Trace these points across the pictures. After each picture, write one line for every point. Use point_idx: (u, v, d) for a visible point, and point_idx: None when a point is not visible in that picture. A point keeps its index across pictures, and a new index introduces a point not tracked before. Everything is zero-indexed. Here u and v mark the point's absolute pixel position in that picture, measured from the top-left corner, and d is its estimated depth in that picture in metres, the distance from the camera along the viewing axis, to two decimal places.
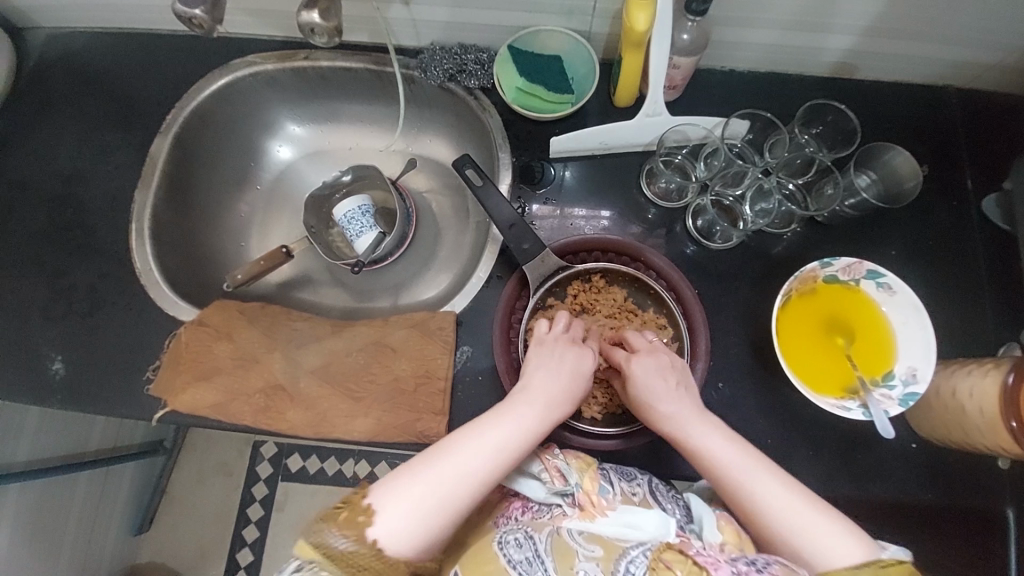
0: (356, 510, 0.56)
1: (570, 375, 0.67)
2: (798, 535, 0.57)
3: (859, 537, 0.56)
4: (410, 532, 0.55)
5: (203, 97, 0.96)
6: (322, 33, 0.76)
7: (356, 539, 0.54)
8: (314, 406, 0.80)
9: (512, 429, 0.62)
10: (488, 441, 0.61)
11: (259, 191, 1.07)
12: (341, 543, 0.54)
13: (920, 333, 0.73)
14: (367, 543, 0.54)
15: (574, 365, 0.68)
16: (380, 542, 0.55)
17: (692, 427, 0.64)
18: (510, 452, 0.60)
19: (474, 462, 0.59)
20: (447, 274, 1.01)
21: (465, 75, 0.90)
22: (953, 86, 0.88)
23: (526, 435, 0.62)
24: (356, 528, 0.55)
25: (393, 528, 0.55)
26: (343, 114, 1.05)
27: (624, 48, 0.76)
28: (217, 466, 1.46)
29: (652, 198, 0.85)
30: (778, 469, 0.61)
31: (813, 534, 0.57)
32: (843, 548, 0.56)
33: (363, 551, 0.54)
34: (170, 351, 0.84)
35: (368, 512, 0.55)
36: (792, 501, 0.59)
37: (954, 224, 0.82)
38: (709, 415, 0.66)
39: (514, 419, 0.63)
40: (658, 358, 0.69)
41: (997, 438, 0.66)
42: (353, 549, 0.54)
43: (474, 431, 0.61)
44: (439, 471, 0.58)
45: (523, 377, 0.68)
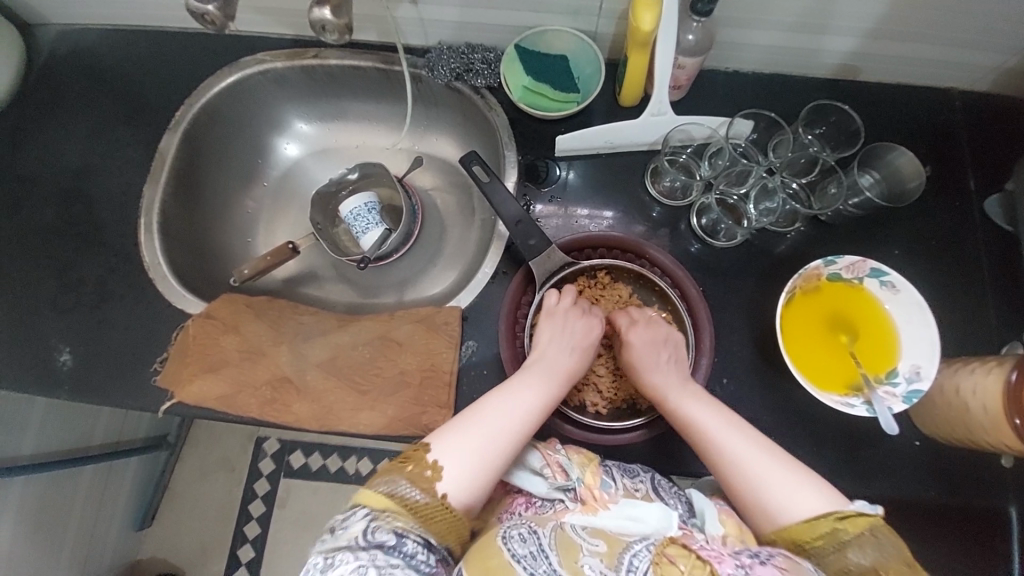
0: (423, 465, 0.60)
1: (587, 335, 0.74)
2: (761, 487, 0.61)
3: (825, 492, 0.59)
4: (471, 481, 0.60)
5: (213, 94, 0.97)
6: (334, 30, 0.77)
7: (427, 490, 0.58)
8: (320, 399, 0.80)
9: (545, 386, 0.68)
10: (528, 395, 0.66)
11: (267, 187, 1.08)
12: (414, 494, 0.58)
13: (924, 330, 0.73)
14: (438, 495, 0.59)
15: (586, 328, 0.74)
16: (449, 493, 0.59)
17: (676, 392, 0.69)
18: (548, 403, 0.67)
19: (513, 416, 0.64)
20: (452, 270, 1.02)
21: (472, 74, 0.91)
22: (956, 87, 0.88)
23: (558, 388, 0.69)
24: (426, 481, 0.59)
25: (458, 479, 0.60)
26: (350, 113, 1.06)
27: (630, 48, 0.77)
28: (219, 462, 1.46)
29: (657, 197, 0.86)
30: (751, 429, 0.65)
31: (774, 487, 0.60)
32: (805, 502, 0.59)
33: (432, 502, 0.58)
34: (177, 343, 0.85)
35: (434, 467, 0.60)
36: (759, 457, 0.62)
37: (957, 224, 0.83)
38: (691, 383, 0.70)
39: (544, 375, 0.69)
40: (654, 329, 0.73)
41: (1000, 435, 0.67)
42: (425, 499, 0.58)
43: (515, 388, 0.67)
44: (484, 426, 0.63)
45: (539, 345, 0.73)
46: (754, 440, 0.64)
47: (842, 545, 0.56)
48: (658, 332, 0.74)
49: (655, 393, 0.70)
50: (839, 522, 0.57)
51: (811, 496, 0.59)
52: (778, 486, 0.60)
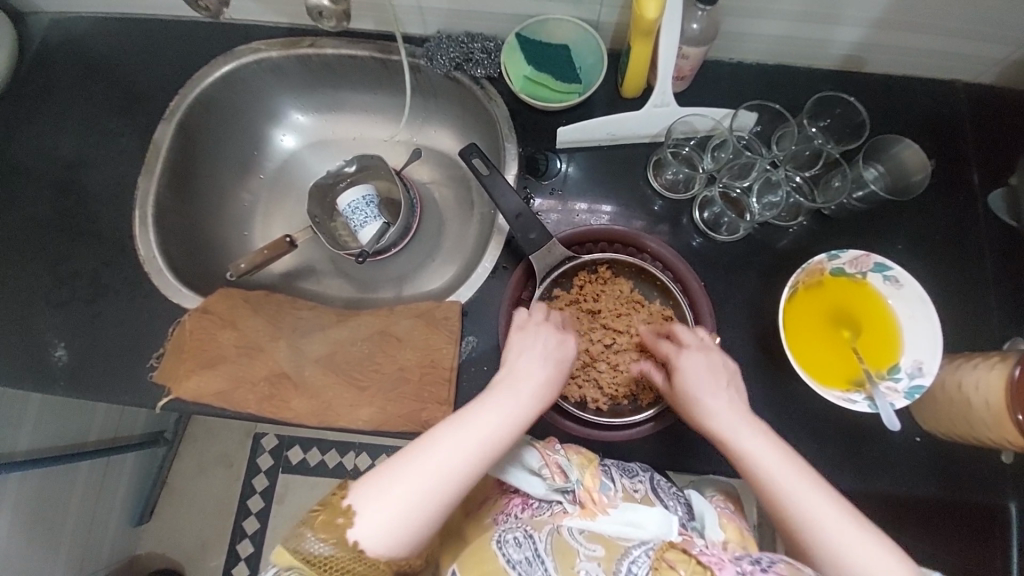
0: (335, 512, 0.54)
1: (557, 359, 0.66)
2: (842, 554, 0.53)
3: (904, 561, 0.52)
4: (390, 533, 0.53)
5: (207, 83, 0.95)
6: (331, 17, 0.78)
7: (336, 543, 0.53)
8: (319, 395, 0.80)
9: (497, 423, 0.59)
10: (468, 437, 0.58)
11: (263, 179, 1.07)
12: (320, 548, 0.53)
13: (928, 326, 0.73)
14: (347, 546, 0.53)
15: (560, 348, 0.67)
16: (360, 544, 0.53)
17: (738, 433, 0.60)
18: (491, 447, 0.58)
19: (456, 459, 0.56)
20: (451, 264, 1.01)
21: (472, 64, 0.89)
22: (961, 80, 0.87)
23: (510, 427, 0.59)
24: (336, 530, 0.53)
25: (375, 530, 0.53)
26: (348, 104, 1.04)
27: (634, 38, 0.75)
28: (218, 456, 1.46)
29: (659, 190, 0.85)
30: (827, 484, 0.56)
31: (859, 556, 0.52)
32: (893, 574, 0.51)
33: (342, 554, 0.53)
34: (173, 339, 0.84)
35: (347, 514, 0.54)
36: (837, 518, 0.54)
37: (961, 219, 0.82)
38: (759, 422, 0.61)
39: (497, 410, 0.60)
40: (709, 355, 0.66)
41: (1001, 430, 0.66)
42: (333, 553, 0.53)
43: (461, 421, 0.58)
44: (418, 470, 0.55)
45: (507, 366, 0.65)
46: (836, 499, 0.56)
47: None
48: (710, 355, 0.66)
49: (712, 426, 0.62)
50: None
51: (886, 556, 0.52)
52: (851, 544, 0.53)
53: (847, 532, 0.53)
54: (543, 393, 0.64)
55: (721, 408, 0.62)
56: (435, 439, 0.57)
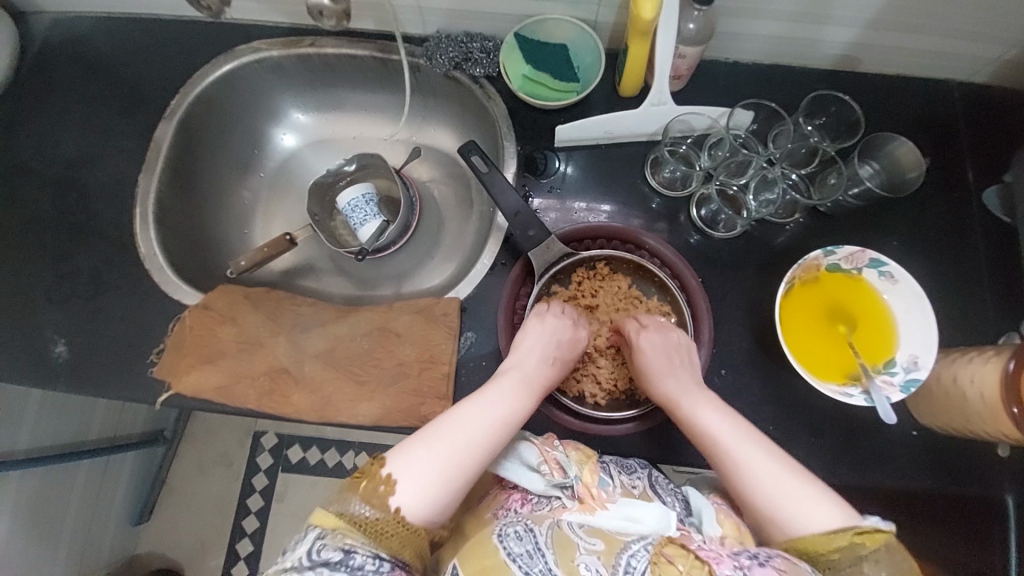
0: (376, 479, 0.56)
1: (570, 340, 0.73)
2: (775, 497, 0.58)
3: (839, 503, 0.57)
4: (430, 496, 0.57)
5: (208, 83, 0.96)
6: (331, 15, 0.79)
7: (378, 507, 0.55)
8: (319, 390, 0.80)
9: (518, 392, 0.66)
10: (493, 403, 0.64)
11: (263, 177, 1.07)
12: (363, 511, 0.55)
13: (923, 321, 0.73)
14: (390, 511, 0.55)
15: (572, 332, 0.74)
16: (402, 508, 0.56)
17: (687, 399, 0.67)
18: (515, 411, 0.64)
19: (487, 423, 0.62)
20: (450, 262, 1.02)
21: (471, 63, 0.90)
22: (955, 79, 0.88)
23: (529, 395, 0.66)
24: (378, 497, 0.56)
25: (415, 493, 0.56)
26: (348, 103, 1.05)
27: (631, 37, 0.76)
28: (216, 456, 1.46)
29: (656, 188, 0.86)
30: (767, 440, 0.62)
31: (791, 499, 0.57)
32: (823, 514, 0.56)
33: (385, 519, 0.55)
34: (174, 334, 0.84)
35: (388, 482, 0.56)
36: (773, 467, 0.60)
37: (955, 215, 0.83)
38: (707, 390, 0.68)
39: (516, 382, 0.67)
40: (667, 334, 0.73)
41: (998, 424, 0.67)
42: (377, 516, 0.55)
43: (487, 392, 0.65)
44: (451, 434, 0.60)
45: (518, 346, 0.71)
46: (775, 453, 0.61)
47: (859, 560, 0.54)
48: (668, 337, 0.73)
49: (665, 398, 0.69)
50: (857, 537, 0.54)
51: (824, 509, 0.56)
52: (789, 496, 0.58)
53: (785, 488, 0.58)
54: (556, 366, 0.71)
55: (671, 382, 0.69)
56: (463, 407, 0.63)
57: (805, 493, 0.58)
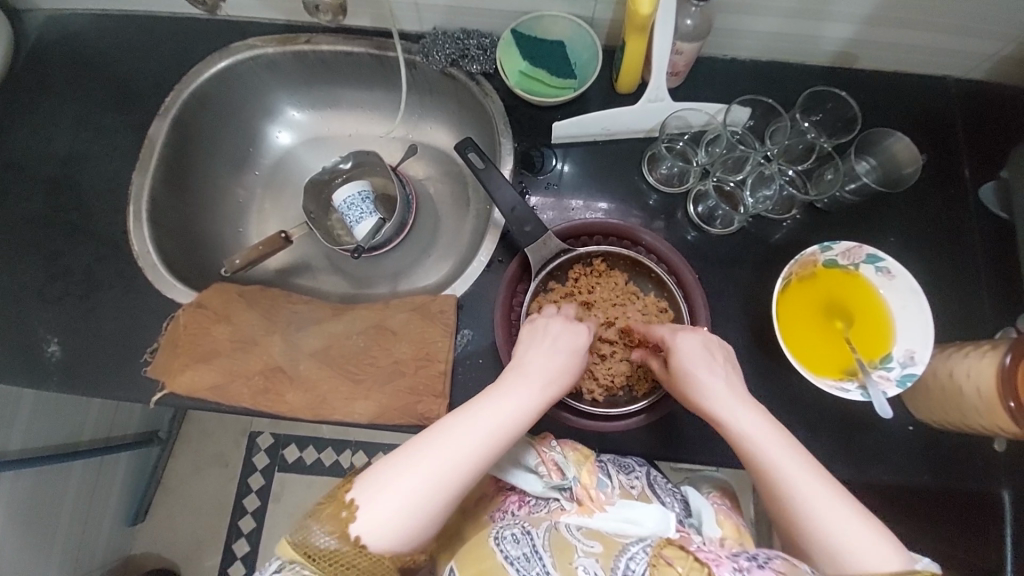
0: (339, 505, 0.55)
1: (567, 353, 0.66)
2: (829, 530, 0.53)
3: (892, 543, 0.53)
4: (394, 527, 0.54)
5: (202, 80, 0.95)
6: (327, 10, 0.86)
7: (339, 537, 0.53)
8: (314, 388, 0.79)
9: (503, 415, 0.59)
10: (474, 431, 0.57)
11: (258, 176, 1.07)
12: (325, 541, 0.54)
13: (920, 315, 0.73)
14: (350, 540, 0.53)
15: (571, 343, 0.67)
16: (363, 538, 0.53)
17: (733, 411, 0.60)
18: (494, 439, 0.58)
19: (462, 452, 0.56)
20: (447, 260, 1.01)
21: (468, 60, 0.90)
22: (952, 76, 0.88)
23: (515, 421, 0.59)
24: (340, 523, 0.54)
25: (377, 523, 0.54)
26: (344, 100, 1.04)
27: (628, 32, 0.76)
28: (212, 456, 1.45)
29: (653, 184, 0.85)
30: (817, 463, 0.57)
31: (846, 533, 0.53)
32: (879, 554, 0.52)
33: (346, 549, 0.53)
34: (167, 333, 0.83)
35: (350, 508, 0.54)
36: (827, 496, 0.55)
37: (952, 212, 0.83)
38: (753, 402, 0.62)
39: (504, 403, 0.60)
40: (703, 335, 0.67)
41: (995, 418, 0.66)
42: (339, 547, 0.53)
43: (468, 414, 0.59)
44: (422, 462, 0.55)
45: (515, 360, 0.66)
46: (829, 482, 0.56)
47: None
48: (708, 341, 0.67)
49: (710, 408, 0.62)
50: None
51: (881, 547, 0.52)
52: (846, 531, 0.53)
53: (841, 521, 0.54)
54: (554, 384, 0.64)
55: (718, 392, 0.62)
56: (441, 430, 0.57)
57: (862, 530, 0.53)
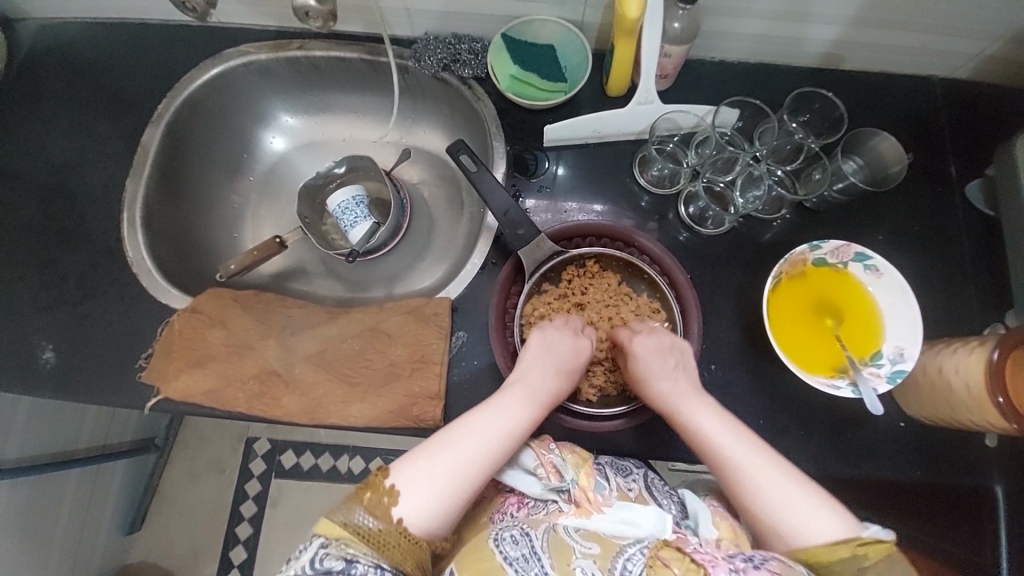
0: (380, 491, 0.57)
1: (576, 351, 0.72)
2: (775, 506, 0.58)
3: (840, 514, 0.57)
4: (431, 510, 0.57)
5: (196, 86, 0.95)
6: (318, 16, 0.79)
7: (381, 519, 0.55)
8: (310, 392, 0.80)
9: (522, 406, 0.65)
10: (503, 416, 0.64)
11: (253, 181, 1.07)
12: (366, 522, 0.55)
13: (907, 312, 0.74)
14: (393, 522, 0.56)
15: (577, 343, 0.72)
16: (404, 520, 0.56)
17: (684, 403, 0.67)
18: (516, 427, 0.64)
19: (489, 439, 0.62)
20: (442, 263, 1.02)
21: (459, 65, 0.90)
22: (937, 76, 0.90)
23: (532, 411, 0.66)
24: (382, 509, 0.56)
25: (417, 506, 0.57)
26: (337, 105, 1.05)
27: (617, 36, 0.77)
28: (209, 463, 1.45)
29: (645, 186, 0.86)
30: (766, 446, 0.63)
31: (791, 507, 0.58)
32: (826, 524, 0.56)
33: (387, 531, 0.55)
34: (162, 338, 0.83)
35: (391, 493, 0.57)
36: (773, 473, 0.60)
37: (939, 209, 0.84)
38: (705, 395, 0.68)
39: (524, 395, 0.66)
40: (659, 338, 0.71)
41: (984, 413, 0.67)
42: (381, 527, 0.55)
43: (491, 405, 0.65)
44: (455, 449, 0.60)
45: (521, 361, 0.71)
46: (777, 461, 0.61)
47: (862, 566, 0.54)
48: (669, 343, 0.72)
49: (668, 406, 0.68)
50: (859, 548, 0.54)
51: (827, 519, 0.57)
52: (792, 506, 0.58)
53: (786, 498, 0.58)
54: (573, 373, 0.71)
55: (667, 390, 0.68)
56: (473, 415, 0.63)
57: (808, 504, 0.58)
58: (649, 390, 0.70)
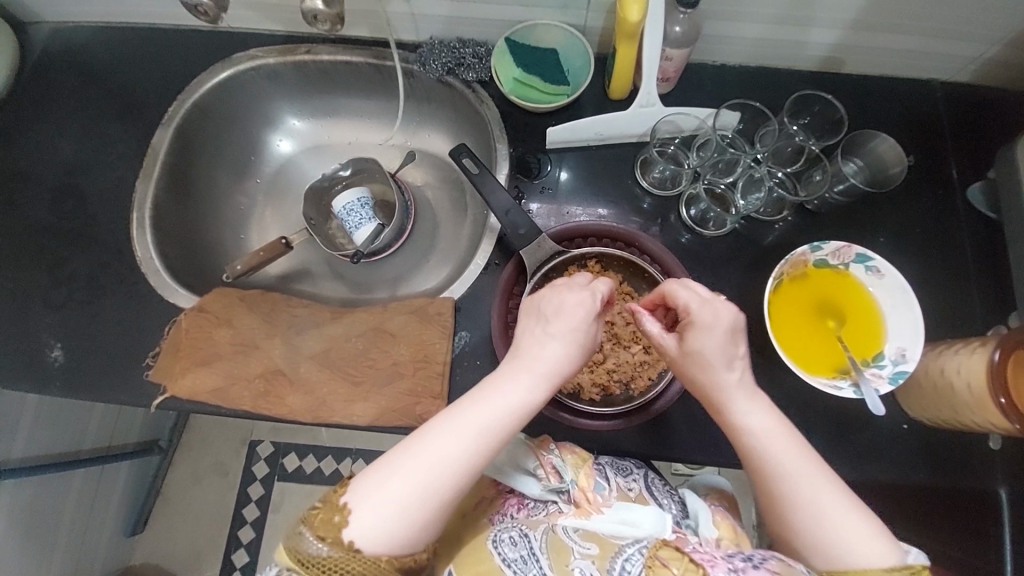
0: (333, 510, 0.56)
1: (569, 341, 0.63)
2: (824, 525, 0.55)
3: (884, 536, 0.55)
4: (384, 530, 0.55)
5: (205, 90, 0.97)
6: (325, 20, 0.80)
7: (331, 543, 0.54)
8: (314, 390, 0.80)
9: (490, 411, 0.59)
10: (463, 435, 0.57)
11: (259, 183, 1.09)
12: (318, 547, 0.55)
13: (909, 313, 0.75)
14: (344, 545, 0.54)
15: (570, 325, 0.63)
16: (356, 542, 0.54)
17: (737, 402, 0.59)
18: (479, 440, 0.58)
19: (451, 452, 0.57)
20: (445, 265, 1.02)
21: (463, 69, 0.92)
22: (937, 80, 0.90)
23: (502, 418, 0.59)
24: (333, 528, 0.55)
25: (368, 527, 0.55)
26: (343, 109, 1.06)
27: (618, 40, 0.78)
28: (213, 465, 1.46)
29: (647, 188, 0.87)
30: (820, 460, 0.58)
31: (838, 527, 0.55)
32: (872, 548, 0.54)
33: (338, 555, 0.54)
34: (169, 338, 0.85)
35: (343, 512, 0.55)
36: (826, 491, 0.56)
37: (941, 212, 0.85)
38: (759, 393, 0.60)
39: (496, 398, 0.60)
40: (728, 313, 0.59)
41: (986, 413, 0.67)
42: (330, 552, 0.54)
43: (455, 411, 0.59)
44: (412, 463, 0.56)
45: (514, 348, 0.65)
46: (830, 477, 0.57)
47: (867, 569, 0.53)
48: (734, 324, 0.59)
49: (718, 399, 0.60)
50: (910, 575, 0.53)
51: (875, 540, 0.54)
52: (844, 526, 0.55)
53: (840, 518, 0.55)
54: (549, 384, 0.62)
55: (730, 384, 0.59)
56: (433, 432, 0.58)
57: (861, 527, 0.55)
58: (709, 378, 0.60)
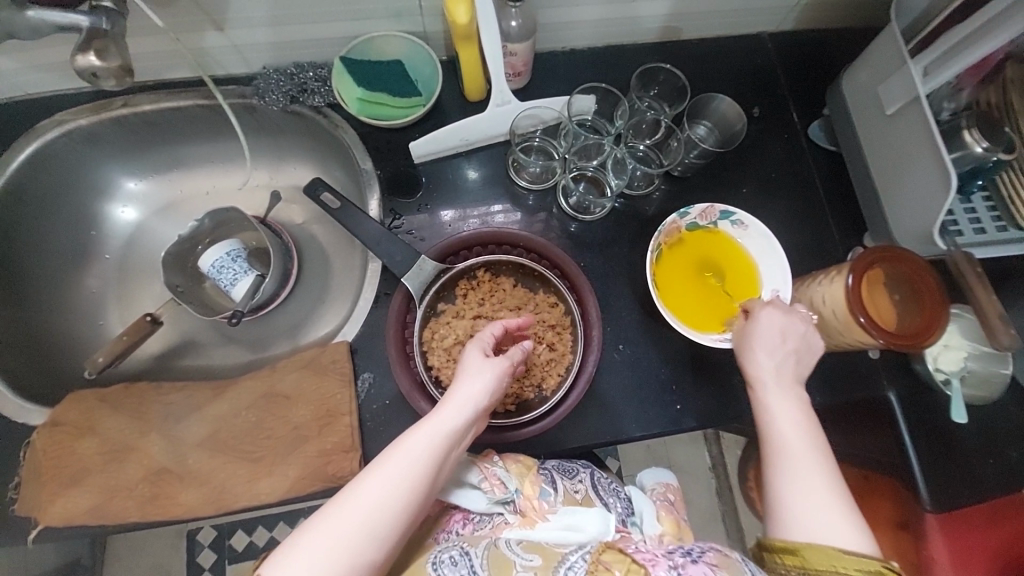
0: None
1: (485, 373, 0.60)
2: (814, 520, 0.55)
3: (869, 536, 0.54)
4: None
5: (9, 170, 0.83)
6: (108, 76, 0.62)
7: None
8: (209, 480, 0.73)
9: (422, 447, 0.54)
10: (395, 478, 0.52)
11: (108, 261, 0.95)
12: None
13: (775, 257, 0.80)
14: None
15: (474, 352, 0.62)
16: None
17: (769, 392, 0.62)
18: (416, 477, 0.53)
19: (385, 499, 0.52)
20: (341, 305, 0.95)
21: (308, 95, 0.86)
22: (767, 31, 0.95)
23: (434, 455, 0.55)
24: None
25: None
26: (186, 158, 0.96)
27: (458, 44, 0.77)
28: (151, 569, 1.30)
29: (526, 186, 0.86)
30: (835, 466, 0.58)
31: (827, 523, 0.54)
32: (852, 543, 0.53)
33: None
34: (26, 463, 0.74)
35: None
36: (828, 491, 0.56)
37: (790, 153, 0.91)
38: (799, 391, 0.63)
39: (426, 430, 0.55)
40: (790, 321, 0.65)
41: (856, 333, 0.71)
42: None
43: (393, 452, 0.54)
44: (342, 516, 0.50)
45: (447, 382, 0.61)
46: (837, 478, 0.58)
47: None
48: (791, 327, 0.65)
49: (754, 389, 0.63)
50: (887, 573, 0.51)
51: (856, 537, 0.54)
52: (823, 518, 0.55)
53: (825, 514, 0.55)
54: (479, 409, 0.59)
55: (768, 366, 0.63)
56: (365, 483, 0.52)
57: (843, 521, 0.55)
58: (748, 363, 0.64)
